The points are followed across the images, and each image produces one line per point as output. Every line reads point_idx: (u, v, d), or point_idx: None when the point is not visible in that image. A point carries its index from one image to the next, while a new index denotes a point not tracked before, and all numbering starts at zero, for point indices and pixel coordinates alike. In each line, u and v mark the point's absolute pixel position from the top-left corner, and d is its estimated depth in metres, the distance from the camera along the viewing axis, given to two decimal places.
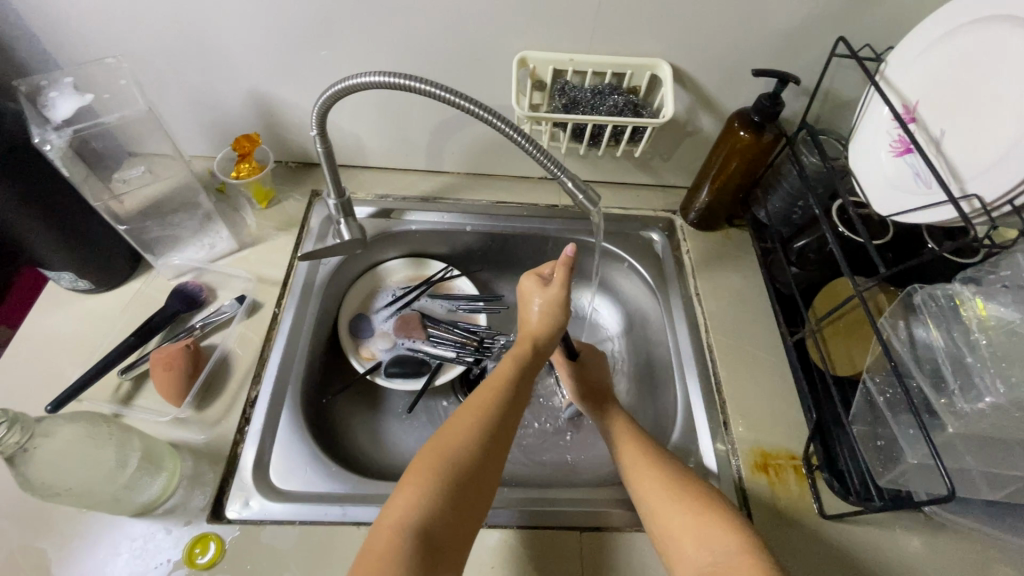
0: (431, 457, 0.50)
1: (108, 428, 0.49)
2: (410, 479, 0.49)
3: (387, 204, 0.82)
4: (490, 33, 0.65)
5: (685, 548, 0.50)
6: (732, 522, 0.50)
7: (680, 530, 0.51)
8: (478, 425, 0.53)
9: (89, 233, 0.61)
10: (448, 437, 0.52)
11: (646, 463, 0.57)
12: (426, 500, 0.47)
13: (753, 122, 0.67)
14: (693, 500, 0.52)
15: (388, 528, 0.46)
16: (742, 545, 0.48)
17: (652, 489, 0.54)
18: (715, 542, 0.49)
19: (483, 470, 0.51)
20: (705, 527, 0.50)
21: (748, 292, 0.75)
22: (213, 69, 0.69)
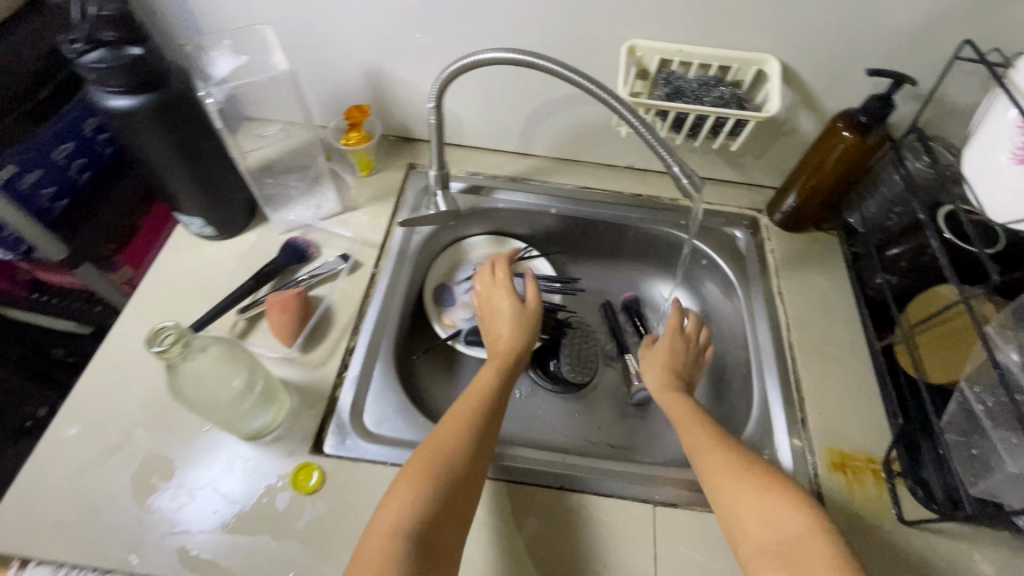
0: (422, 462, 0.53)
1: (244, 354, 0.55)
2: (405, 484, 0.51)
3: (478, 181, 0.86)
4: (603, 20, 0.67)
5: (751, 529, 0.51)
6: (805, 504, 0.51)
7: (744, 511, 0.52)
8: (465, 430, 0.56)
9: (222, 183, 0.68)
10: (437, 441, 0.55)
11: (710, 445, 0.57)
12: (422, 503, 0.49)
13: (859, 123, 0.67)
14: (760, 481, 0.53)
15: (383, 532, 0.48)
16: (809, 527, 0.49)
17: (714, 472, 0.55)
18: (781, 523, 0.50)
19: (470, 472, 0.53)
20: (771, 509, 0.51)
21: (834, 294, 0.74)
22: (338, 42, 0.74)
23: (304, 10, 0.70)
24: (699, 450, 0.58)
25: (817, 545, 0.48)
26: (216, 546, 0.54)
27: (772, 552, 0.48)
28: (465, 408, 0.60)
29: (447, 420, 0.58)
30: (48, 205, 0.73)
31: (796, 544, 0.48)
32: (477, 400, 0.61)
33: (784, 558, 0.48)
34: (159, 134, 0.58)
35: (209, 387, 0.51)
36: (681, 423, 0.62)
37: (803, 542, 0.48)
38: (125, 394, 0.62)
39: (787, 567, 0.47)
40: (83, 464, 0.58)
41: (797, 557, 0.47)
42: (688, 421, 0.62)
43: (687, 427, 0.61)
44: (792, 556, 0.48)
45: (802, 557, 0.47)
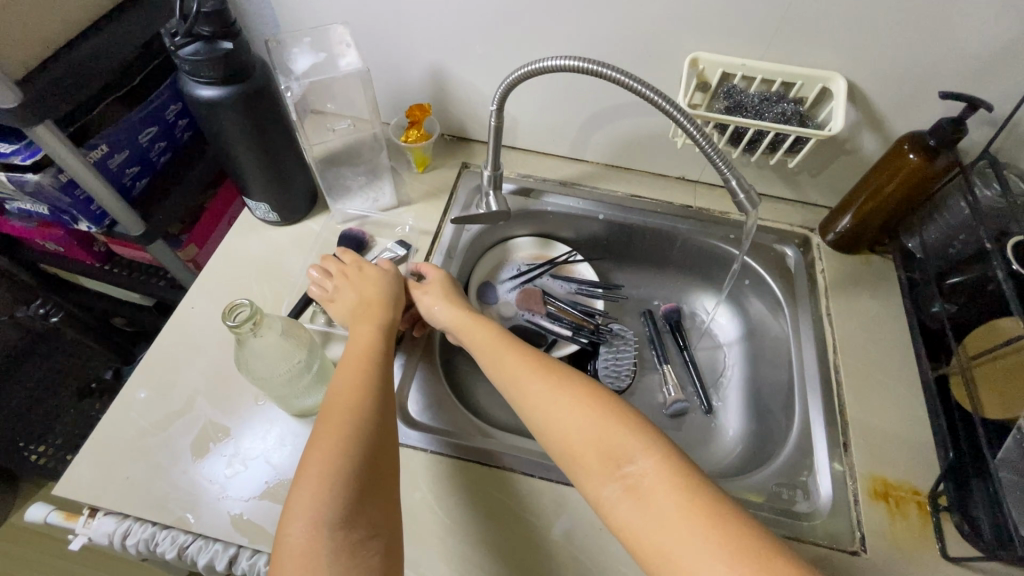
0: (323, 446, 0.49)
1: (304, 335, 0.58)
2: (306, 475, 0.47)
3: (528, 183, 0.88)
4: (668, 31, 0.68)
5: (592, 466, 0.49)
6: (641, 429, 0.50)
7: (583, 447, 0.50)
8: (355, 398, 0.53)
9: (289, 172, 0.72)
10: (335, 419, 0.51)
11: (529, 376, 0.56)
12: (328, 492, 0.46)
13: (928, 146, 0.65)
14: (592, 409, 0.52)
15: (299, 531, 0.45)
16: (647, 450, 0.48)
17: (541, 403, 0.54)
18: (622, 453, 0.48)
19: (376, 444, 0.51)
20: (606, 437, 0.49)
21: (886, 320, 0.73)
22: (405, 42, 0.77)
23: (376, 11, 0.74)
24: (520, 385, 0.56)
25: (660, 474, 0.46)
26: (265, 513, 0.57)
27: (622, 489, 0.47)
28: (340, 372, 0.57)
29: (329, 395, 0.54)
30: (130, 183, 0.79)
31: (643, 473, 0.47)
32: (359, 361, 0.57)
33: (633, 491, 0.46)
34: (241, 123, 0.62)
35: (274, 364, 0.54)
36: (485, 357, 0.61)
37: (643, 469, 0.47)
38: (190, 364, 0.66)
39: (641, 502, 0.46)
40: (149, 426, 0.62)
41: (645, 490, 0.46)
42: (499, 351, 0.60)
43: (495, 358, 0.60)
44: (642, 487, 0.46)
45: (651, 489, 0.46)
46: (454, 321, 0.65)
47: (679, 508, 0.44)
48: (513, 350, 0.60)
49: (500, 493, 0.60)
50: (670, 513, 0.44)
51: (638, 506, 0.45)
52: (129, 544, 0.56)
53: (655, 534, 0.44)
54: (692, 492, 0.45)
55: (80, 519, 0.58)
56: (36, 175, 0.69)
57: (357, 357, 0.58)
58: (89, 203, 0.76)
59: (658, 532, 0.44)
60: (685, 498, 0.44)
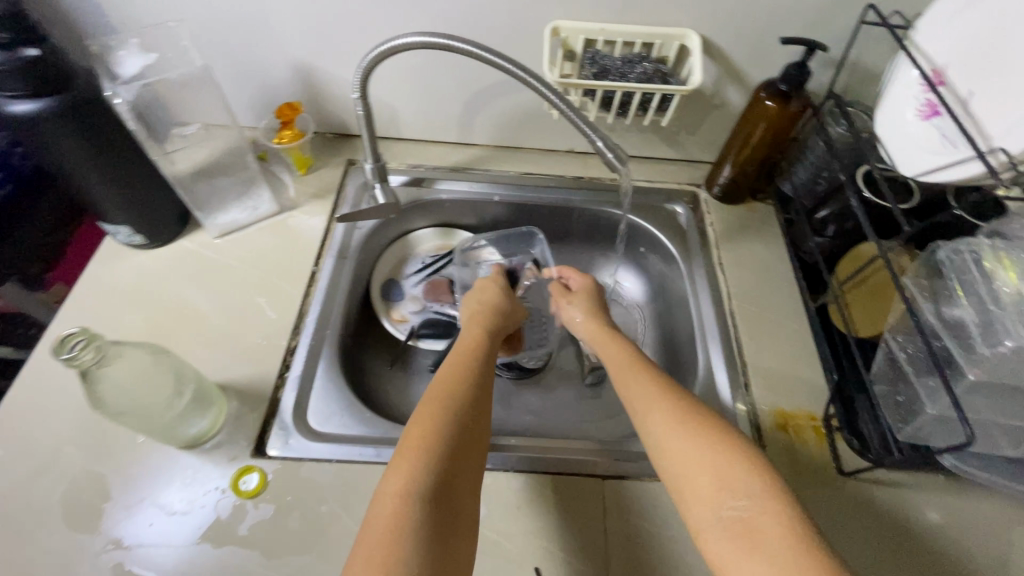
0: (426, 422, 0.52)
1: (168, 356, 0.53)
2: (404, 453, 0.49)
3: (419, 173, 0.85)
4: (524, 3, 0.67)
5: (704, 489, 0.47)
6: (760, 464, 0.47)
7: (698, 469, 0.48)
8: (461, 391, 0.56)
9: (146, 190, 0.66)
10: (435, 408, 0.54)
11: (660, 397, 0.55)
12: (426, 466, 0.48)
13: (780, 91, 0.68)
14: (712, 437, 0.50)
15: (392, 499, 0.46)
16: (767, 493, 0.45)
17: (663, 424, 0.52)
18: (737, 486, 0.46)
19: (468, 440, 0.52)
20: (726, 469, 0.47)
21: (770, 261, 0.76)
22: (260, 38, 0.72)
23: (221, 7, 0.69)
24: (646, 403, 0.55)
25: (773, 512, 0.43)
26: (155, 558, 0.52)
27: (727, 520, 0.44)
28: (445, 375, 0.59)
29: (431, 391, 0.57)
30: None
31: (754, 511, 0.44)
32: (464, 367, 0.60)
33: (739, 530, 0.43)
34: (65, 139, 0.56)
35: (135, 395, 0.49)
36: (620, 372, 0.61)
37: (759, 508, 0.44)
38: (54, 413, 0.60)
39: (743, 540, 0.43)
40: (7, 488, 0.55)
41: (753, 529, 0.43)
42: (628, 370, 0.60)
43: (626, 376, 0.59)
44: (749, 526, 0.43)
45: (758, 526, 0.43)
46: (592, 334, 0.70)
47: (790, 554, 0.40)
48: (647, 373, 0.59)
49: None
50: (778, 556, 0.41)
51: (740, 542, 0.43)
52: None
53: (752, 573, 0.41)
54: (803, 546, 0.41)
55: None
56: None
57: (463, 356, 0.63)
58: None
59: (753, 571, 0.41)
60: (798, 551, 0.40)
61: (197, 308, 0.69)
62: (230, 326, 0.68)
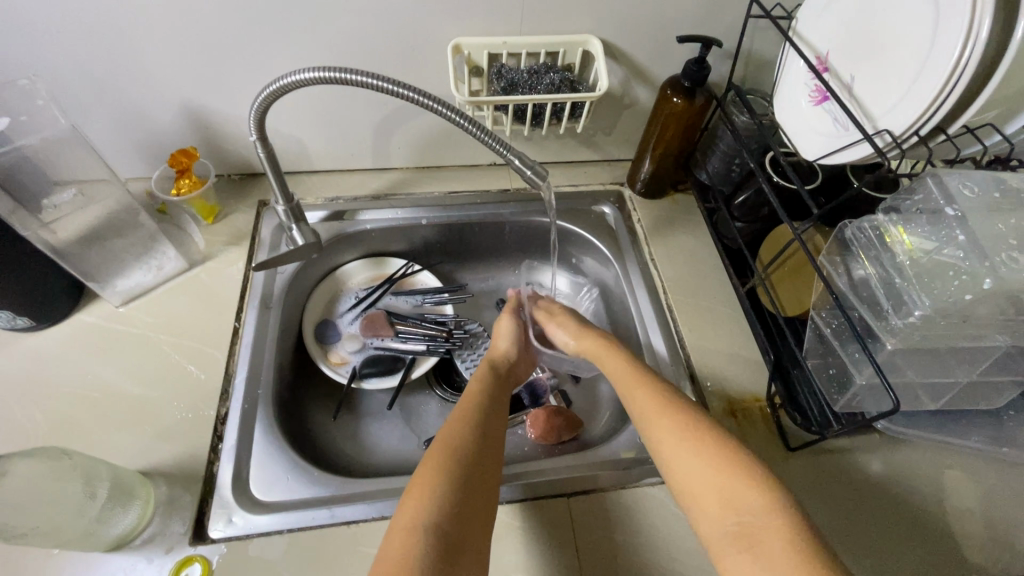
0: (438, 455, 0.52)
1: (69, 459, 0.48)
2: (416, 487, 0.49)
3: (338, 206, 0.81)
4: (422, 23, 0.65)
5: (711, 505, 0.47)
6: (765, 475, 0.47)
7: (706, 487, 0.48)
8: (477, 428, 0.56)
9: (22, 269, 0.59)
10: (449, 441, 0.54)
11: (669, 412, 0.55)
12: (437, 499, 0.48)
13: (684, 87, 0.70)
14: (718, 451, 0.50)
15: (401, 531, 0.46)
16: (775, 508, 0.45)
17: (674, 443, 0.52)
18: (743, 504, 0.46)
19: (480, 474, 0.51)
20: (735, 485, 0.47)
21: (698, 250, 0.79)
22: (137, 85, 0.66)
23: (85, 54, 0.62)
24: (656, 420, 0.55)
25: (776, 523, 0.44)
26: None
27: (733, 534, 0.44)
28: (465, 414, 0.58)
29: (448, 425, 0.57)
30: None
31: (760, 526, 0.44)
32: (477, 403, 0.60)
33: (745, 542, 0.43)
34: None
35: (36, 511, 0.44)
36: (626, 389, 0.60)
37: (767, 524, 0.44)
38: None
39: (752, 554, 0.43)
40: None
41: (760, 542, 0.43)
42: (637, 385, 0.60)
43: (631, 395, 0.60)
44: (755, 539, 0.43)
45: (766, 540, 0.43)
46: (588, 343, 0.69)
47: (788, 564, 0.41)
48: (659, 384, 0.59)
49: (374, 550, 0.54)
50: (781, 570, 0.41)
51: (748, 555, 0.43)
52: None
53: None
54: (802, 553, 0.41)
55: None
56: None
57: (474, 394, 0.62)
58: None
59: None
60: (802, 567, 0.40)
61: (105, 389, 0.62)
62: (147, 403, 0.62)
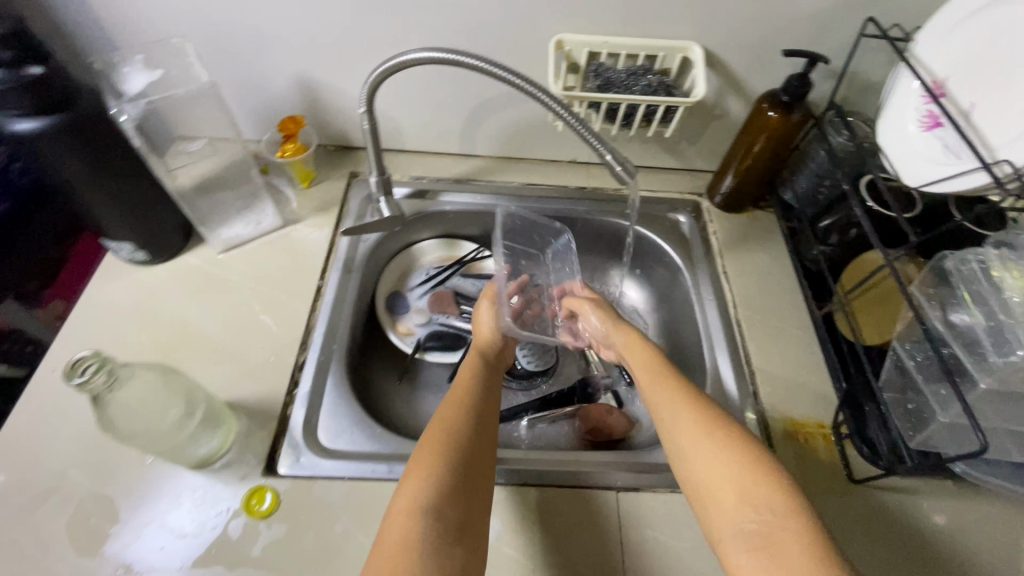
0: (434, 441, 0.52)
1: (178, 377, 0.53)
2: (415, 469, 0.50)
3: (422, 185, 0.85)
4: (530, 17, 0.68)
5: (726, 502, 0.46)
6: (782, 478, 0.46)
7: (721, 484, 0.47)
8: (470, 412, 0.57)
9: (147, 207, 0.65)
10: (443, 427, 0.54)
11: (680, 407, 0.54)
12: (434, 484, 0.48)
13: (782, 102, 0.69)
14: (732, 447, 0.49)
15: (401, 514, 0.47)
16: (792, 511, 0.44)
17: (687, 434, 0.51)
18: (760, 502, 0.45)
19: (476, 458, 0.52)
20: (749, 487, 0.46)
21: (774, 269, 0.77)
22: (263, 53, 0.72)
23: (224, 20, 0.68)
24: (669, 412, 0.54)
25: (790, 528, 0.43)
26: None
27: (748, 532, 0.44)
28: (462, 398, 0.59)
29: (442, 411, 0.57)
30: None
31: (775, 526, 0.43)
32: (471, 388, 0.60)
33: (759, 541, 0.43)
34: (71, 158, 0.56)
35: (145, 419, 0.49)
36: (642, 381, 0.59)
37: (782, 524, 0.43)
38: (59, 433, 0.59)
39: (763, 555, 0.42)
40: (16, 513, 0.54)
41: (772, 544, 0.42)
42: (652, 376, 0.59)
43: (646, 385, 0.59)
44: (770, 539, 0.43)
45: (780, 541, 0.42)
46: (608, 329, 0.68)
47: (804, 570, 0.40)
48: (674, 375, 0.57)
49: None
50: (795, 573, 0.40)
51: (762, 554, 0.42)
52: None
53: None
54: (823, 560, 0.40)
55: None
56: None
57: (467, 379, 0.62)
58: None
59: None
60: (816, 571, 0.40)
61: (201, 325, 0.68)
62: (236, 343, 0.67)
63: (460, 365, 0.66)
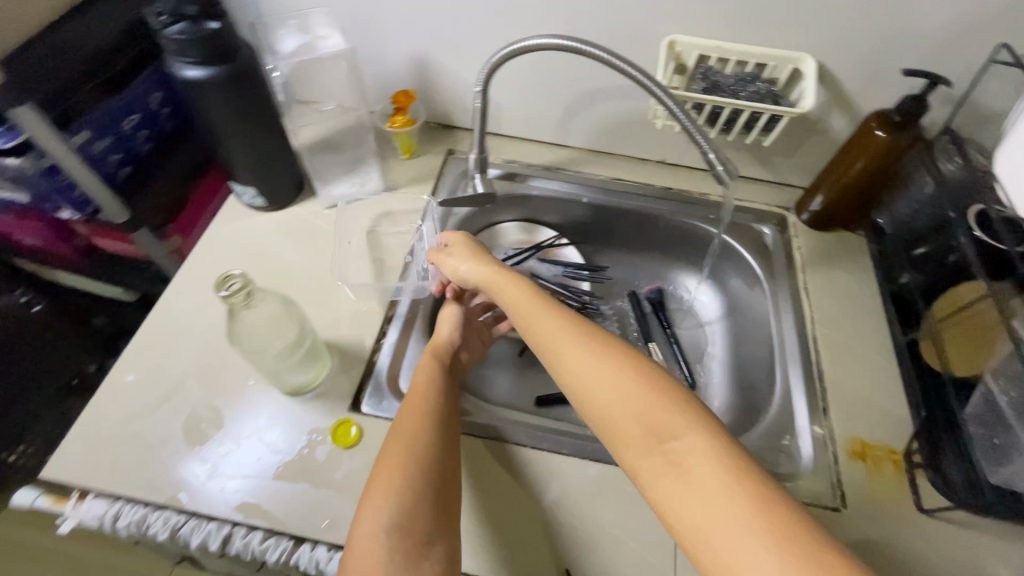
0: (385, 457, 0.52)
1: (296, 308, 0.60)
2: (371, 487, 0.50)
3: (513, 168, 0.89)
4: (646, 16, 0.70)
5: (631, 438, 0.44)
6: (683, 402, 0.45)
7: (624, 421, 0.45)
8: (412, 413, 0.56)
9: (274, 158, 0.73)
10: (392, 435, 0.54)
11: (564, 341, 0.51)
12: (390, 499, 0.49)
13: (893, 122, 0.69)
14: (629, 372, 0.47)
15: (364, 536, 0.47)
16: (694, 428, 0.43)
17: (579, 369, 0.49)
18: (666, 430, 0.43)
19: (424, 462, 0.52)
20: (651, 416, 0.44)
21: (859, 291, 0.76)
22: (391, 28, 0.78)
23: None
24: (557, 350, 0.52)
25: (699, 447, 0.41)
26: (262, 490, 0.58)
27: (661, 460, 0.42)
28: (422, 411, 0.57)
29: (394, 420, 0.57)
30: (113, 170, 0.77)
31: (682, 449, 0.42)
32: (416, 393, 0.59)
33: (673, 467, 0.41)
34: (224, 106, 0.63)
35: (266, 334, 0.57)
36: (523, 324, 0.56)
37: (688, 448, 0.42)
38: (180, 347, 0.67)
39: (679, 481, 0.41)
40: (140, 408, 0.62)
41: (684, 468, 0.41)
42: (533, 312, 0.56)
43: (523, 322, 0.56)
44: (682, 463, 0.41)
45: (692, 466, 0.41)
46: (482, 274, 0.64)
47: (722, 493, 0.39)
48: (554, 310, 0.55)
49: (495, 465, 0.61)
50: (709, 496, 0.39)
51: (677, 482, 0.41)
52: (120, 525, 0.57)
53: (688, 513, 0.39)
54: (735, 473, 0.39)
55: (69, 502, 0.58)
56: (15, 159, 0.68)
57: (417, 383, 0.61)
58: (71, 189, 0.74)
59: (691, 513, 0.39)
60: (728, 490, 0.39)
61: (304, 270, 0.75)
62: (334, 290, 0.73)
63: (416, 369, 0.63)
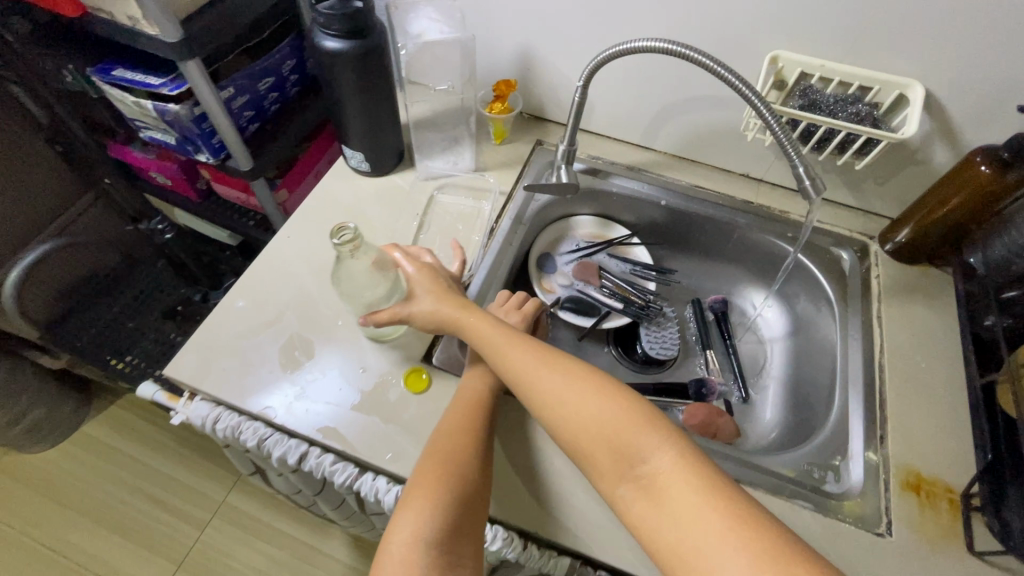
0: (429, 467, 0.54)
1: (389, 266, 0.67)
2: (411, 496, 0.52)
3: (597, 164, 0.93)
4: (753, 30, 0.72)
5: (606, 464, 0.49)
6: (653, 424, 0.50)
7: (597, 451, 0.50)
8: (463, 422, 0.58)
9: (384, 129, 0.80)
10: (440, 443, 0.56)
11: (540, 371, 0.56)
12: (436, 510, 0.50)
13: (1000, 159, 0.67)
14: (604, 401, 0.52)
15: (405, 543, 0.49)
16: (662, 449, 0.48)
17: (555, 400, 0.54)
18: (638, 456, 0.48)
19: (461, 474, 0.53)
20: (621, 444, 0.49)
21: (937, 328, 0.74)
22: (503, 22, 0.84)
23: None
24: (531, 383, 0.56)
25: (670, 467, 0.47)
26: (338, 417, 0.65)
27: (637, 482, 0.47)
28: (468, 425, 0.58)
29: (439, 429, 0.58)
30: (245, 125, 0.88)
31: (653, 470, 0.47)
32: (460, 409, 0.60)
33: (647, 488, 0.47)
34: (350, 77, 0.71)
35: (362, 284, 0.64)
36: (497, 352, 0.59)
37: (660, 471, 0.47)
38: (283, 283, 0.76)
39: (653, 502, 0.46)
40: (245, 330, 0.71)
41: (657, 489, 0.46)
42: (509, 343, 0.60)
43: (495, 354, 0.59)
44: (653, 485, 0.46)
45: (664, 488, 0.46)
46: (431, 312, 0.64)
47: (693, 511, 0.44)
48: (528, 342, 0.59)
49: None
50: (678, 515, 0.44)
51: (651, 504, 0.46)
52: (218, 427, 0.66)
53: (661, 530, 0.44)
54: (705, 488, 0.45)
55: (181, 399, 0.69)
56: (176, 106, 0.78)
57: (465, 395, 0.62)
58: (212, 136, 0.85)
59: (664, 531, 0.44)
60: (698, 503, 0.44)
61: (395, 232, 0.82)
62: None
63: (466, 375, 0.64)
